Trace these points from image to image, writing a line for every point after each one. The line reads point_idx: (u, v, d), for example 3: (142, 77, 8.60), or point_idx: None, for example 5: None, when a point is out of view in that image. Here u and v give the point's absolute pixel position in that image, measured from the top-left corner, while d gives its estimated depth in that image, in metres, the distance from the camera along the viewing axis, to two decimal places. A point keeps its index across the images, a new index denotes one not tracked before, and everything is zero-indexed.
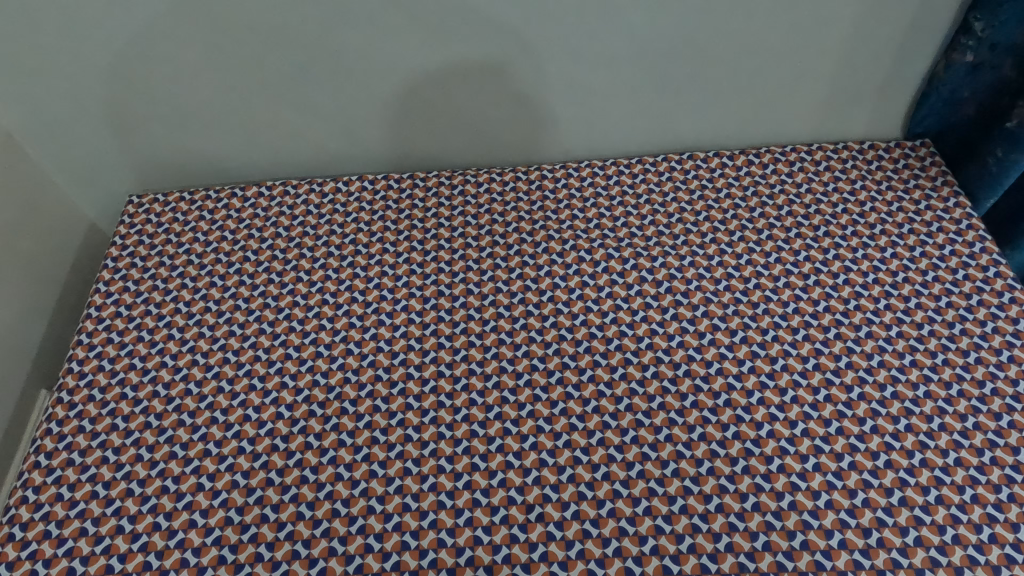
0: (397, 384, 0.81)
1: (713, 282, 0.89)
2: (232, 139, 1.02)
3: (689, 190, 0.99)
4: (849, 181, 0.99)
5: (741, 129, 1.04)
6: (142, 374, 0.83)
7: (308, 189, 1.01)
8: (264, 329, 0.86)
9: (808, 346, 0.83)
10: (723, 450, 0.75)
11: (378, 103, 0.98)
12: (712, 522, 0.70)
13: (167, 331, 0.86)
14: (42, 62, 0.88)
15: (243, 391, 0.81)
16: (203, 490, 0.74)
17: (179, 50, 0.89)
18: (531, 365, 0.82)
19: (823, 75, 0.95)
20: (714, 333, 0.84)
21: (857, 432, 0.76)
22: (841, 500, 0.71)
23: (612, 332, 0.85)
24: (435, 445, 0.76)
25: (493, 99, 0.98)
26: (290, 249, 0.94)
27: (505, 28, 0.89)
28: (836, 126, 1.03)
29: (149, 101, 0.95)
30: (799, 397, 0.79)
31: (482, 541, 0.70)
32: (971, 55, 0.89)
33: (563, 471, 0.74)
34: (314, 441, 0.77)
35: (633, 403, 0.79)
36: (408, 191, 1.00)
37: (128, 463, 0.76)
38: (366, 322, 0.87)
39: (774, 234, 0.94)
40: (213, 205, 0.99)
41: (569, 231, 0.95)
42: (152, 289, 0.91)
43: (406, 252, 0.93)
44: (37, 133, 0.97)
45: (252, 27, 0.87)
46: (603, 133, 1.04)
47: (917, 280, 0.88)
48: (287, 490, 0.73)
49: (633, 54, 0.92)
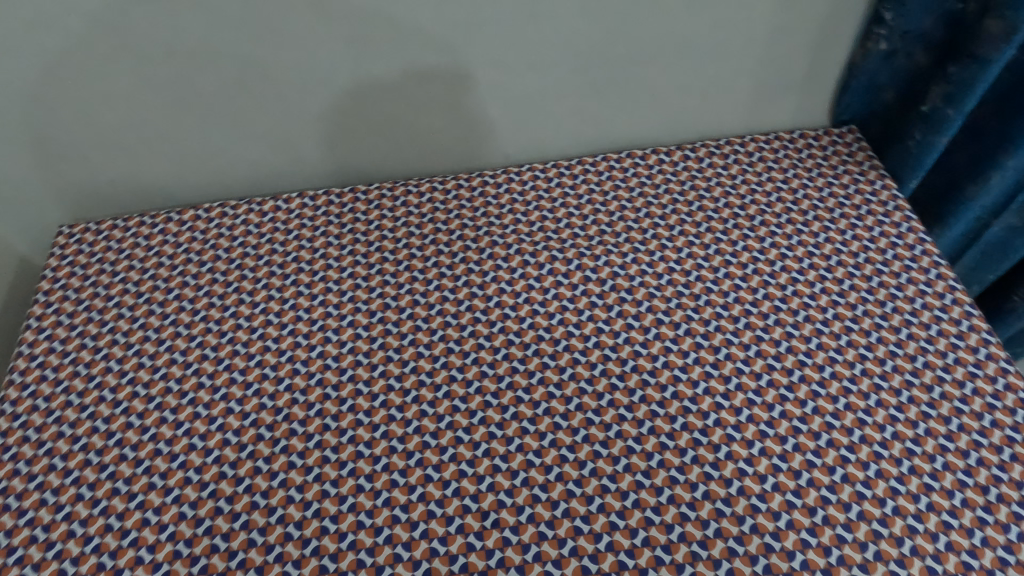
0: (346, 401, 0.81)
1: (656, 276, 0.90)
2: (165, 162, 1.01)
3: (628, 188, 1.00)
4: (781, 170, 1.01)
5: (674, 125, 1.06)
6: (80, 411, 0.82)
7: (247, 210, 1.00)
8: (208, 355, 0.86)
9: (749, 334, 0.85)
10: (672, 442, 0.77)
11: (312, 118, 0.98)
12: (665, 514, 0.72)
13: (105, 364, 0.86)
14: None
15: (187, 420, 0.81)
16: (149, 525, 0.73)
17: (103, 76, 0.89)
18: (480, 372, 0.83)
19: (747, 69, 0.98)
20: (658, 327, 0.86)
21: (799, 414, 0.78)
22: (787, 481, 0.73)
23: (560, 333, 0.86)
24: (387, 460, 0.77)
25: (426, 110, 0.99)
26: (233, 271, 0.94)
27: (431, 40, 0.90)
28: (765, 117, 1.06)
29: (76, 128, 0.94)
30: (742, 384, 0.81)
31: (438, 553, 0.71)
32: (885, 44, 0.91)
33: (517, 475, 0.75)
34: (263, 465, 0.77)
35: (583, 402, 0.80)
36: (350, 205, 1.00)
37: (69, 504, 0.75)
38: (312, 340, 0.87)
39: (712, 226, 0.95)
40: (149, 231, 0.99)
41: (513, 235, 0.95)
42: (88, 322, 0.90)
43: (350, 266, 0.94)
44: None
45: (175, 50, 0.87)
46: (539, 137, 1.05)
47: (850, 262, 0.91)
48: (238, 518, 0.73)
49: (560, 56, 0.94)
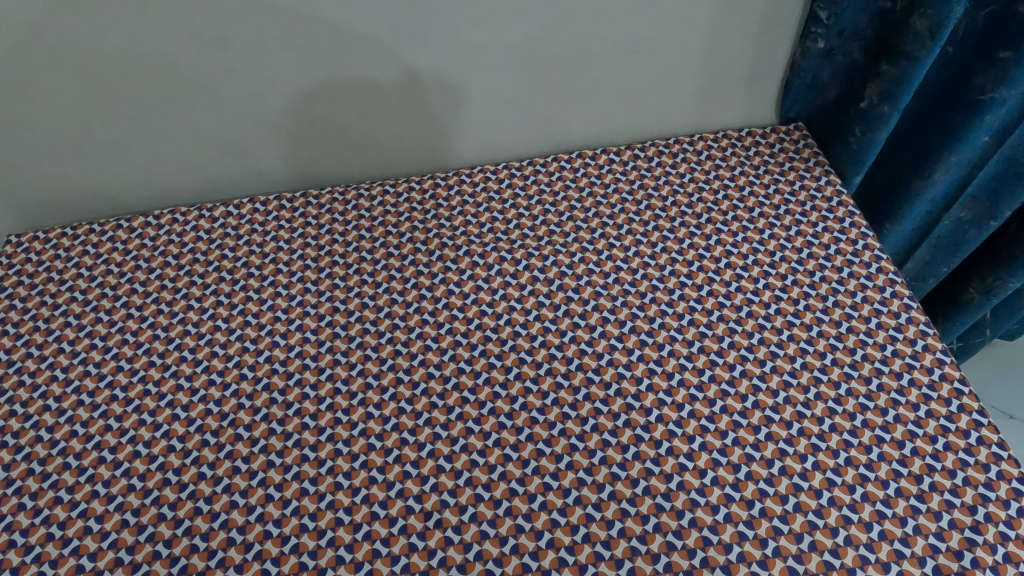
0: (293, 405, 0.82)
1: (603, 276, 0.91)
2: (113, 168, 1.01)
3: (578, 188, 1.01)
4: (729, 168, 1.02)
5: (625, 125, 1.07)
6: (24, 421, 0.82)
7: (197, 216, 1.00)
8: (154, 362, 0.86)
9: (693, 331, 0.86)
10: (615, 439, 0.78)
11: (261, 124, 0.98)
12: (605, 510, 0.73)
13: (51, 373, 0.86)
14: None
15: (132, 428, 0.81)
16: (91, 533, 0.73)
17: (44, 84, 0.89)
18: (427, 373, 0.84)
19: (692, 69, 0.99)
20: (604, 326, 0.87)
21: (739, 408, 0.79)
22: (726, 475, 0.75)
23: (507, 333, 0.87)
24: (332, 462, 0.77)
25: (376, 113, 0.99)
26: (182, 277, 0.94)
27: (374, 44, 0.90)
28: (714, 116, 1.07)
29: (19, 136, 0.94)
30: (685, 379, 0.82)
31: (380, 554, 0.71)
32: (822, 42, 0.93)
33: (461, 475, 0.76)
34: (208, 471, 0.77)
35: (527, 401, 0.81)
36: (301, 210, 1.00)
37: (11, 514, 0.75)
38: (260, 345, 0.87)
39: (659, 225, 0.96)
40: (97, 238, 0.98)
41: (463, 237, 0.96)
42: (34, 331, 0.90)
43: (300, 270, 0.94)
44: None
45: (116, 56, 0.87)
46: (492, 139, 1.06)
47: (793, 258, 0.92)
48: (181, 524, 0.73)
49: (508, 58, 0.94)
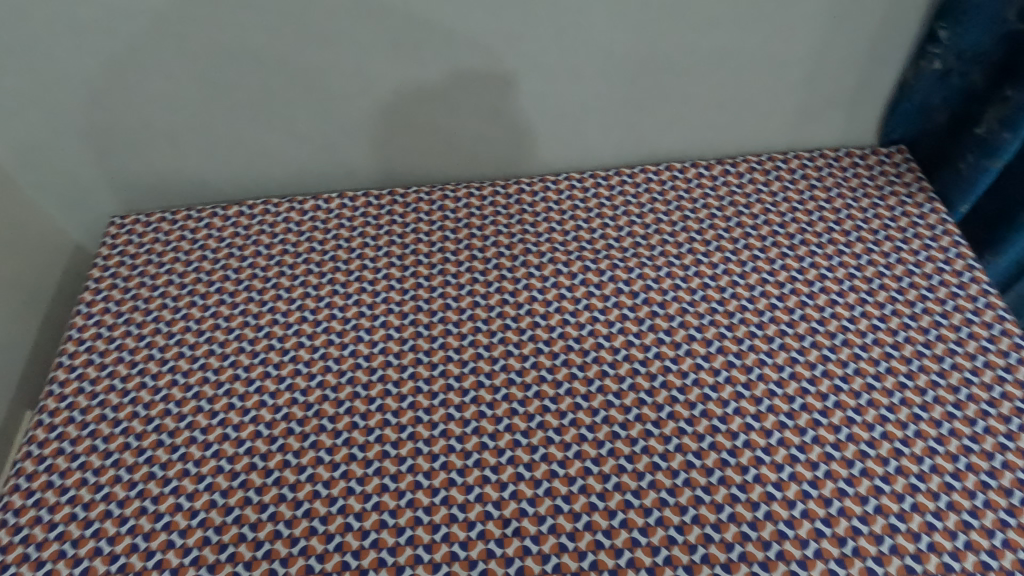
0: (375, 400, 0.83)
1: (689, 292, 0.89)
2: (212, 158, 1.04)
3: (665, 201, 0.99)
4: (825, 189, 0.99)
5: (716, 139, 1.05)
6: (122, 395, 0.86)
7: (288, 208, 1.03)
8: (244, 348, 0.88)
9: (784, 355, 0.83)
10: (699, 461, 0.76)
11: (355, 121, 1.00)
12: (689, 533, 0.71)
13: (148, 352, 0.89)
14: (18, 87, 0.92)
15: (222, 410, 0.83)
16: (181, 511, 0.76)
17: (156, 75, 0.92)
18: (508, 379, 0.83)
19: (795, 84, 0.96)
20: (690, 343, 0.85)
21: (832, 440, 0.76)
22: (816, 509, 0.72)
23: (590, 344, 0.85)
24: (412, 461, 0.78)
25: (468, 115, 1.00)
26: (272, 267, 0.96)
27: (475, 47, 0.91)
28: (811, 133, 1.03)
29: (130, 125, 0.99)
30: (774, 406, 0.79)
31: (458, 557, 0.71)
32: (938, 64, 0.90)
33: (540, 485, 0.75)
34: (293, 459, 0.79)
35: (609, 415, 0.80)
36: (387, 207, 1.01)
37: (108, 485, 0.78)
38: (344, 338, 0.88)
39: (750, 243, 0.93)
40: (194, 224, 1.02)
41: (547, 243, 0.95)
42: (133, 310, 0.94)
43: (385, 267, 0.95)
44: (16, 155, 1.00)
45: (228, 51, 0.90)
46: (579, 147, 1.05)
47: (892, 286, 0.88)
48: (266, 509, 0.75)
49: (606, 66, 0.93)
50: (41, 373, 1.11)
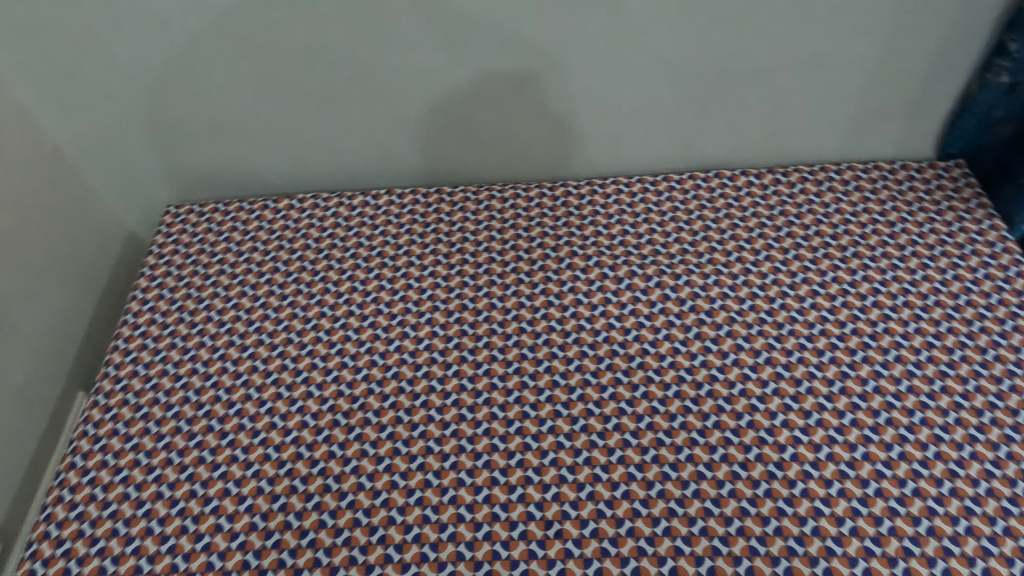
0: (420, 396, 0.83)
1: (738, 301, 0.88)
2: (266, 151, 1.06)
3: (714, 209, 0.98)
4: (879, 202, 0.97)
5: (768, 147, 1.03)
6: (174, 380, 0.88)
7: (337, 203, 1.04)
8: (292, 339, 0.90)
9: (834, 369, 0.82)
10: (745, 472, 0.75)
11: (407, 119, 1.01)
12: (733, 544, 0.70)
13: (200, 339, 0.91)
14: (84, 77, 0.95)
15: (270, 399, 0.85)
16: (229, 495, 0.78)
17: (216, 70, 0.95)
18: (552, 381, 0.83)
19: (853, 94, 0.95)
20: (737, 353, 0.84)
21: (883, 458, 0.75)
22: (866, 527, 0.70)
23: (635, 349, 0.85)
24: (455, 458, 0.78)
25: (518, 116, 1.00)
26: (320, 261, 0.98)
27: (530, 48, 0.91)
28: (866, 144, 1.02)
29: (188, 117, 1.01)
30: (823, 420, 0.78)
31: (500, 556, 0.72)
32: (1005, 76, 0.86)
33: (583, 489, 0.75)
34: (338, 450, 0.80)
35: (654, 422, 0.79)
36: (435, 206, 1.02)
37: (159, 467, 0.81)
38: (390, 334, 0.89)
39: (800, 254, 0.92)
40: (246, 216, 1.04)
41: (593, 247, 0.95)
42: (186, 297, 0.96)
43: (431, 265, 0.96)
44: (79, 143, 1.03)
45: (287, 47, 0.92)
46: (628, 151, 1.04)
47: (948, 303, 0.86)
48: (311, 498, 0.77)
49: (660, 69, 0.93)
50: (98, 357, 1.12)
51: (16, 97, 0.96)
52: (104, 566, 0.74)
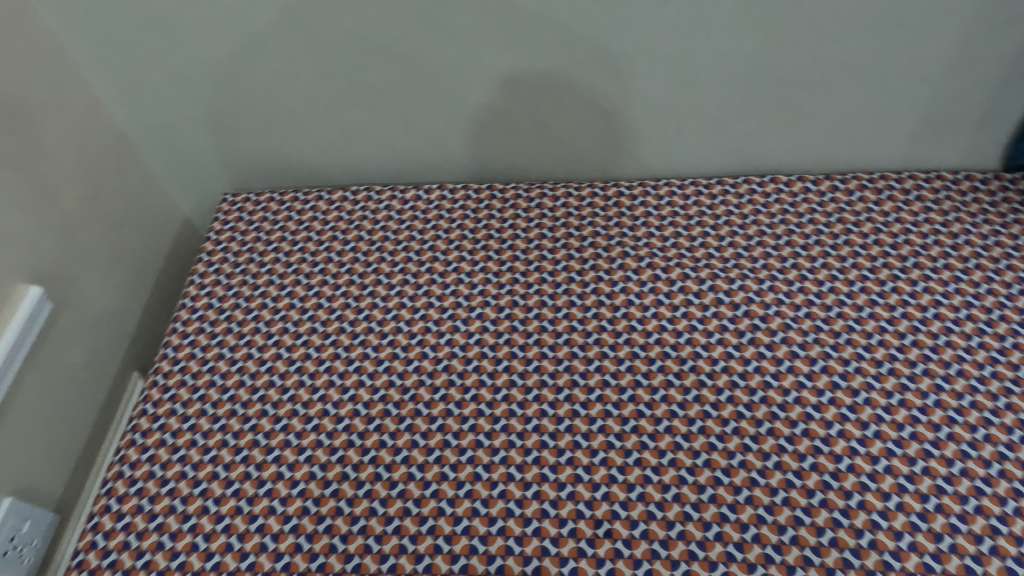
0: (470, 390, 0.84)
1: (793, 307, 0.87)
2: (321, 143, 1.08)
3: (769, 214, 0.97)
4: (941, 212, 0.94)
5: (826, 153, 1.02)
6: (230, 364, 0.90)
7: (390, 196, 1.06)
8: (345, 328, 0.91)
9: (893, 381, 0.80)
10: (800, 480, 0.74)
11: (462, 115, 1.02)
12: (787, 554, 0.70)
13: (255, 324, 0.93)
14: (152, 66, 0.98)
15: (323, 386, 0.86)
16: (283, 479, 0.79)
17: (279, 62, 0.96)
18: (603, 381, 0.83)
19: (919, 100, 0.93)
20: (792, 360, 0.83)
21: (944, 473, 0.73)
22: (925, 543, 0.69)
23: (687, 352, 0.84)
24: (505, 453, 0.79)
25: (574, 115, 1.00)
26: (372, 252, 0.99)
27: (591, 48, 0.91)
28: (928, 153, 1.00)
29: (249, 107, 1.03)
30: (882, 432, 0.77)
31: (549, 552, 0.72)
32: None
33: (633, 489, 0.75)
34: (389, 440, 0.81)
35: (706, 426, 0.79)
36: (487, 202, 1.03)
37: (215, 448, 0.82)
38: (441, 327, 0.90)
39: (858, 262, 0.91)
40: (301, 206, 1.06)
41: (645, 248, 0.95)
42: (242, 284, 0.98)
43: (482, 260, 0.96)
44: (143, 129, 1.07)
45: (350, 41, 0.93)
46: (683, 152, 1.04)
47: (1014, 318, 0.84)
48: (362, 486, 0.78)
49: (722, 71, 0.92)
50: (155, 340, 1.16)
51: (90, 85, 1.00)
52: (162, 541, 0.76)
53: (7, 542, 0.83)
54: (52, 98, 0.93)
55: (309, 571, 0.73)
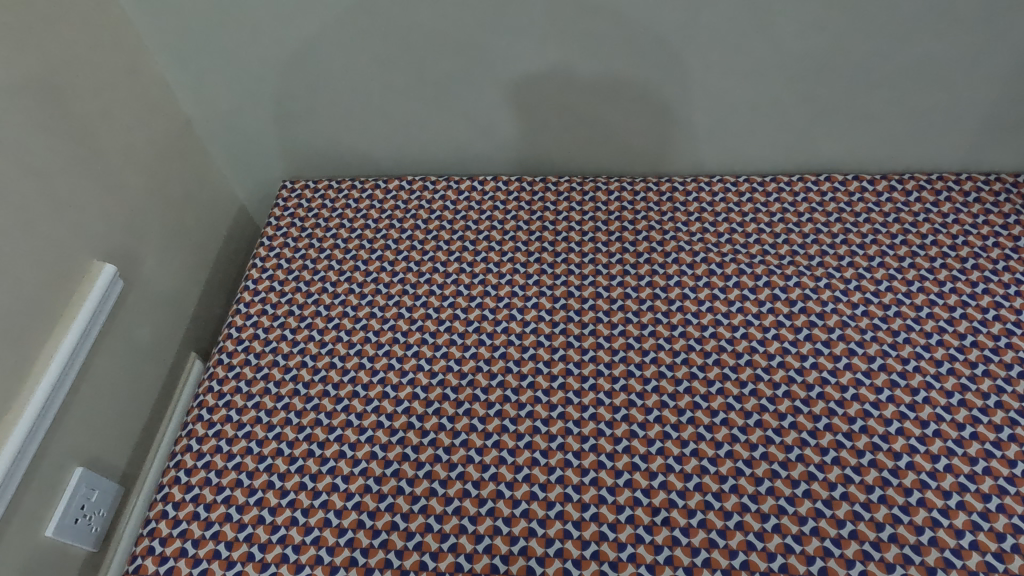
0: (527, 377, 0.85)
1: (850, 305, 0.87)
2: (378, 132, 1.10)
3: (825, 212, 0.97)
4: (1002, 215, 0.94)
5: (884, 154, 1.02)
6: (292, 345, 0.92)
7: (445, 186, 1.08)
8: (403, 314, 0.93)
9: (953, 381, 0.80)
10: (858, 476, 0.75)
11: (520, 108, 1.03)
12: (846, 547, 0.70)
13: (315, 308, 0.95)
14: (222, 55, 1.01)
15: (382, 369, 0.88)
16: (345, 458, 0.81)
17: (346, 55, 0.99)
18: (659, 372, 0.84)
19: (982, 102, 0.93)
20: (850, 358, 0.83)
21: (1006, 474, 0.73)
22: (987, 542, 0.69)
23: (743, 347, 0.85)
24: (562, 440, 0.80)
25: (631, 110, 1.01)
26: (429, 241, 1.01)
27: (654, 44, 0.92)
28: (988, 155, 0.99)
29: (312, 97, 1.06)
30: (941, 431, 0.77)
31: (607, 537, 0.73)
32: None
33: (690, 480, 0.76)
34: (447, 424, 0.83)
35: (763, 419, 0.79)
36: (541, 194, 1.04)
37: (279, 426, 0.85)
38: (498, 315, 0.91)
39: (917, 262, 0.90)
40: (358, 194, 1.08)
41: (700, 243, 0.95)
42: (302, 269, 1.00)
43: (537, 251, 0.98)
44: (207, 115, 1.10)
45: (416, 35, 0.95)
46: (737, 149, 1.04)
47: None
48: (422, 467, 0.80)
49: (785, 68, 0.92)
50: (215, 324, 1.20)
51: (159, 72, 1.03)
52: (230, 513, 0.78)
53: (77, 510, 0.86)
54: (127, 84, 0.96)
55: (371, 547, 0.75)
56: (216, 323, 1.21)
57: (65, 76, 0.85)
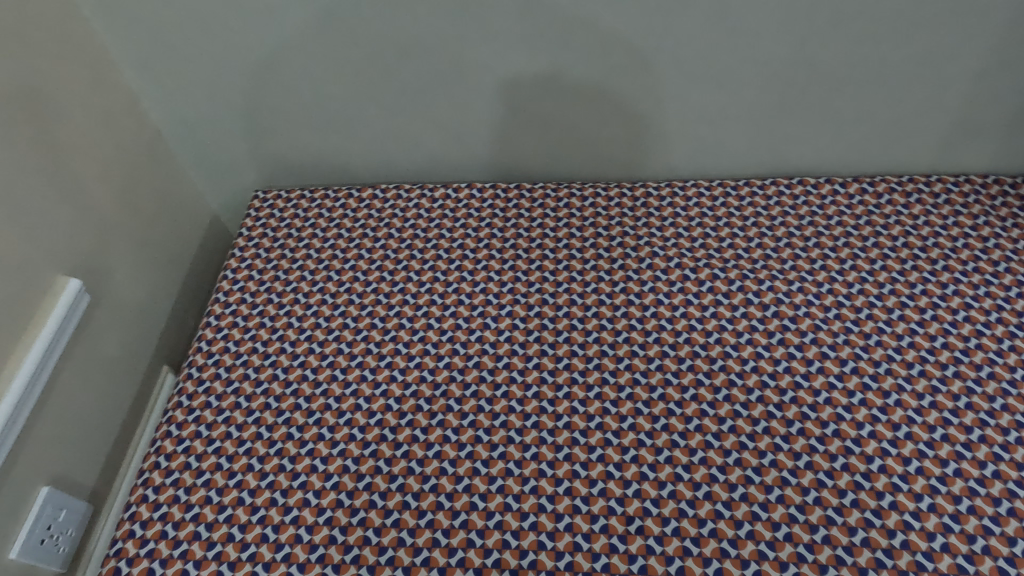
0: (501, 386, 0.85)
1: (823, 308, 0.88)
2: (351, 141, 1.09)
3: (798, 216, 0.97)
4: (971, 215, 0.95)
5: (855, 157, 1.02)
6: (264, 357, 0.91)
7: (419, 194, 1.07)
8: (375, 324, 0.92)
9: (924, 382, 0.80)
10: (831, 480, 0.74)
11: (493, 115, 1.02)
12: (819, 553, 0.70)
13: (287, 320, 0.94)
14: (190, 64, 0.99)
15: (355, 381, 0.87)
16: (316, 472, 0.80)
17: (316, 64, 0.98)
18: (633, 378, 0.84)
19: (950, 105, 0.94)
20: (823, 361, 0.83)
21: (977, 475, 0.74)
22: (958, 544, 0.69)
23: (717, 352, 0.85)
24: (536, 449, 0.80)
25: (604, 116, 1.01)
26: (403, 250, 1.00)
27: (625, 51, 0.92)
28: (957, 157, 1.00)
29: (283, 107, 1.04)
30: (913, 433, 0.77)
31: (581, 548, 0.73)
32: None
33: (664, 487, 0.76)
34: (421, 435, 0.82)
35: (736, 425, 0.79)
36: (515, 201, 1.04)
37: (249, 440, 0.83)
38: (472, 324, 0.91)
39: (888, 264, 0.91)
40: (331, 204, 1.07)
41: (674, 249, 0.95)
42: (273, 280, 0.99)
43: (511, 259, 0.97)
44: (177, 126, 1.09)
45: (387, 44, 0.94)
46: (710, 154, 1.04)
47: None
48: (395, 480, 0.79)
49: (756, 74, 0.92)
50: (187, 336, 1.19)
51: (127, 82, 1.01)
52: (199, 531, 0.77)
53: (44, 531, 0.84)
54: (93, 95, 0.95)
55: (343, 563, 0.74)
56: (189, 335, 1.19)
57: (28, 88, 0.83)
